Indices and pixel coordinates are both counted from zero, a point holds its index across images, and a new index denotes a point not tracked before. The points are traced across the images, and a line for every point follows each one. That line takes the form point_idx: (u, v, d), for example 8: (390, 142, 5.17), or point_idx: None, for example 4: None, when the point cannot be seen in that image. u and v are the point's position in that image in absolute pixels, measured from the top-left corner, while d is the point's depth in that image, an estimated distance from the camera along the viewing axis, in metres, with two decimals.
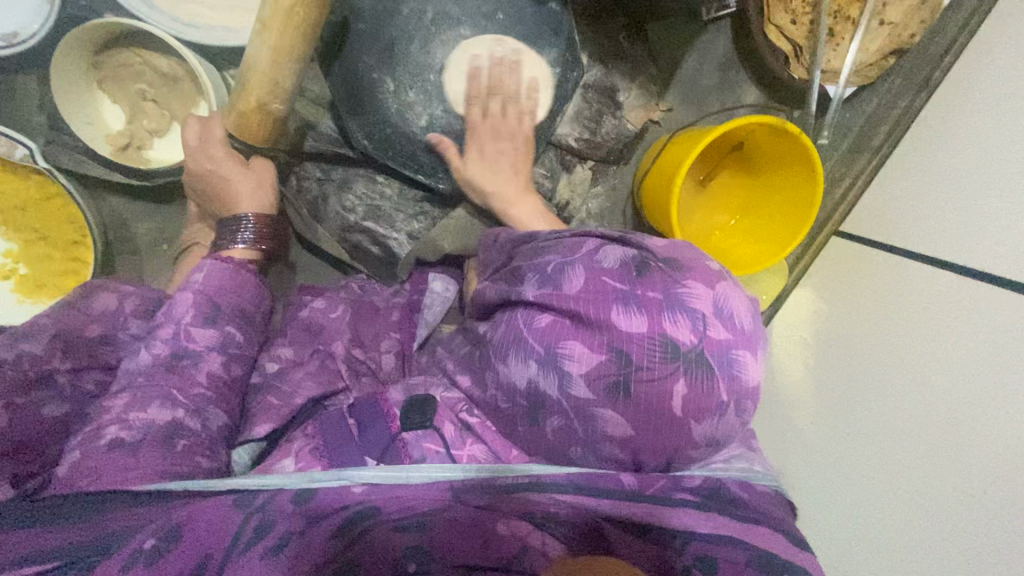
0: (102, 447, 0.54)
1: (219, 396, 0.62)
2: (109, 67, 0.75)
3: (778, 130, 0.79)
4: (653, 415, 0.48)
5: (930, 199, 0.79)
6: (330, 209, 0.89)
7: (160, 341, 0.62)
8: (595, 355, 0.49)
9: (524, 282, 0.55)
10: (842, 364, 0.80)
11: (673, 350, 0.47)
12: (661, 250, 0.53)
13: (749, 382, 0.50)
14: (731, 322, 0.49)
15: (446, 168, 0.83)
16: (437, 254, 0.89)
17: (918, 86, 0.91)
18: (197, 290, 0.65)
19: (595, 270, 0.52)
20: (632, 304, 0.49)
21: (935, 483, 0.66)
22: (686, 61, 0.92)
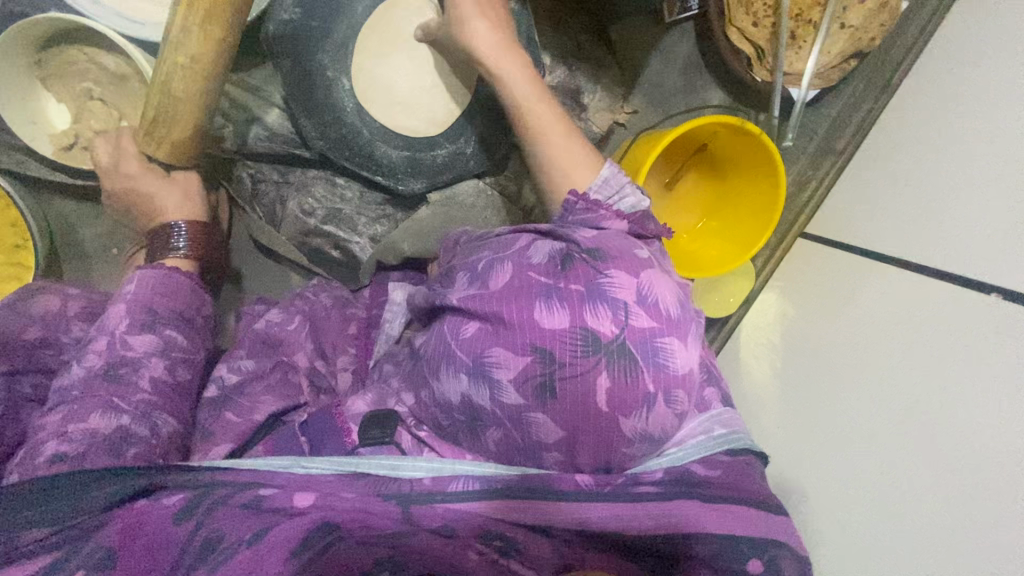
0: (43, 461, 0.51)
1: (164, 401, 0.59)
2: (53, 66, 0.72)
3: (739, 130, 0.79)
4: (582, 409, 0.47)
5: (900, 202, 0.79)
6: (287, 213, 0.86)
7: (92, 354, 0.58)
8: (518, 356, 0.47)
9: (452, 288, 0.54)
10: (807, 365, 0.80)
11: (594, 343, 0.47)
12: (587, 241, 0.52)
13: (678, 371, 0.48)
14: (653, 309, 0.48)
15: (409, 170, 0.81)
16: (397, 256, 0.84)
17: (881, 87, 0.91)
18: (129, 299, 0.62)
19: (523, 265, 0.50)
20: (553, 299, 0.48)
21: (915, 481, 0.66)
22: (650, 64, 0.92)
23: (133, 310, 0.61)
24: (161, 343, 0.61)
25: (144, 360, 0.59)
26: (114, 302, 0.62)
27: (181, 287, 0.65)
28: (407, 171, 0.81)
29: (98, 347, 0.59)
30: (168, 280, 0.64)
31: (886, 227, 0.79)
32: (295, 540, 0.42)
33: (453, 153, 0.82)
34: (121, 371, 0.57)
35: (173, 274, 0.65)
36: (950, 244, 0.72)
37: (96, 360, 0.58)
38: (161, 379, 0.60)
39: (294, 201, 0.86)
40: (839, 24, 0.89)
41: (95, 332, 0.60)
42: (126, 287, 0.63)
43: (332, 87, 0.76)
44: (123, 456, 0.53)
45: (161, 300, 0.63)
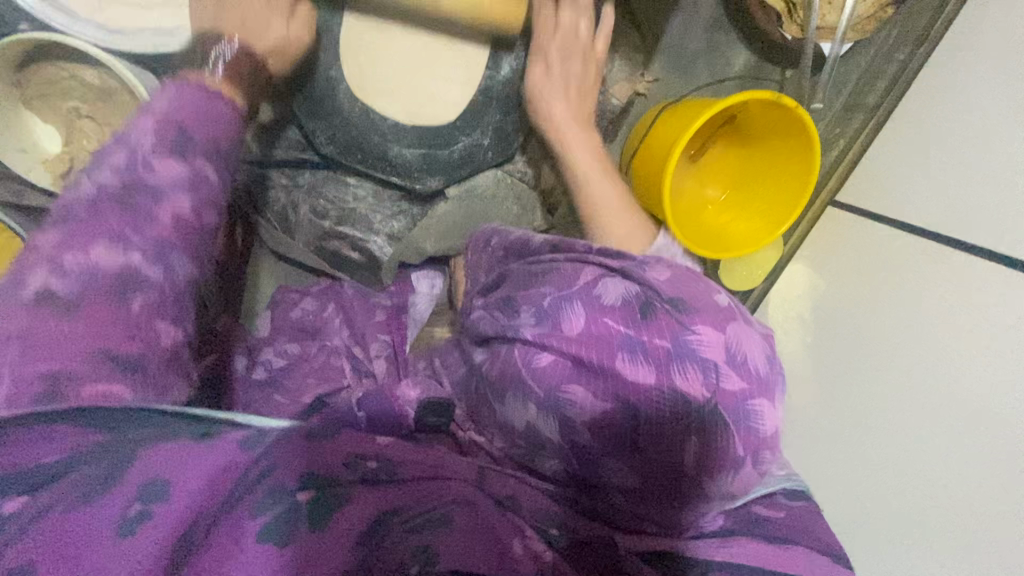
0: (24, 298, 0.41)
1: (189, 245, 0.47)
2: (36, 87, 0.67)
3: (772, 104, 0.74)
4: (663, 469, 0.47)
5: (932, 169, 0.76)
6: (301, 217, 0.83)
7: (109, 168, 0.46)
8: (598, 402, 0.48)
9: (522, 320, 0.53)
10: (832, 343, 0.81)
11: (683, 405, 0.47)
12: (666, 288, 0.52)
13: (766, 431, 0.48)
14: (744, 369, 0.48)
15: (426, 165, 0.77)
16: (419, 256, 0.85)
17: (917, 38, 0.83)
18: (160, 112, 0.48)
19: (595, 312, 0.51)
20: (637, 353, 0.48)
21: (966, 469, 0.65)
22: (670, 26, 0.85)
23: (163, 131, 0.47)
24: (191, 177, 0.48)
25: (168, 190, 0.46)
26: (143, 113, 0.49)
27: (222, 115, 0.52)
28: (423, 167, 0.77)
29: (114, 162, 0.47)
30: (207, 103, 0.51)
31: (916, 203, 0.76)
32: (367, 519, 0.39)
33: (471, 146, 0.78)
34: (138, 202, 0.45)
35: (217, 104, 0.51)
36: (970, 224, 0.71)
37: (115, 177, 0.46)
38: (188, 220, 0.47)
39: (306, 204, 0.83)
40: None
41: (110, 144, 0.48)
42: (157, 101, 0.49)
43: (334, 89, 0.72)
44: (130, 306, 0.43)
45: (199, 126, 0.49)
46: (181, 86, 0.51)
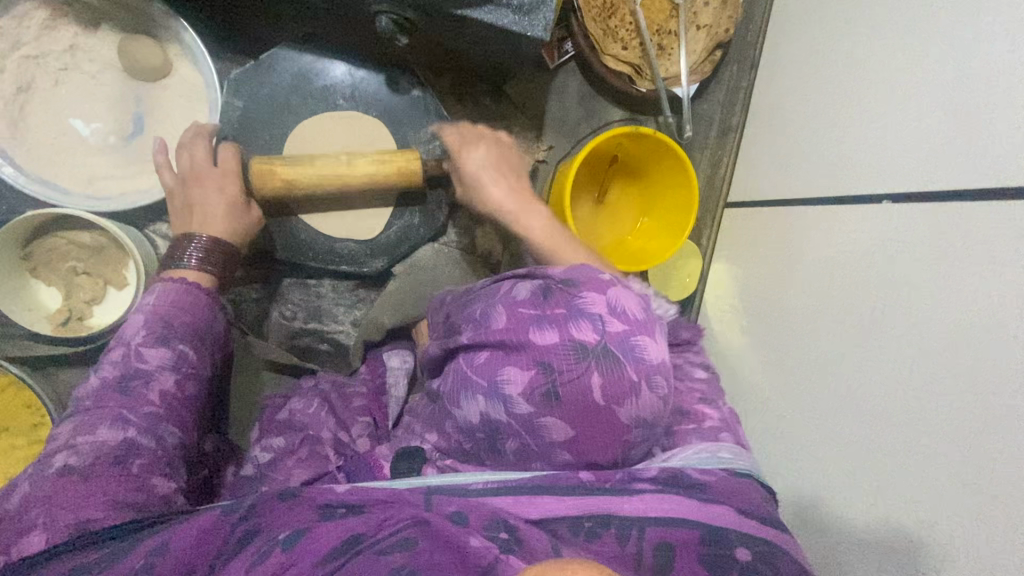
0: (51, 472, 0.54)
1: (171, 412, 0.61)
2: (40, 256, 0.82)
3: (637, 136, 0.90)
4: (585, 408, 0.55)
5: (812, 138, 0.84)
6: (273, 322, 0.95)
7: (110, 364, 0.61)
8: (526, 372, 0.56)
9: (461, 332, 0.64)
10: (788, 322, 0.80)
11: (582, 351, 0.55)
12: (562, 275, 0.62)
13: (654, 360, 0.57)
14: (623, 315, 0.58)
15: (369, 251, 0.90)
16: (380, 330, 0.93)
17: (749, 69, 1.07)
18: (150, 310, 0.64)
19: (511, 304, 0.61)
20: (544, 323, 0.58)
21: (920, 390, 0.58)
22: (550, 105, 1.04)
23: (153, 324, 0.63)
24: (172, 358, 0.62)
25: (155, 374, 0.61)
26: (137, 312, 0.65)
27: (199, 308, 0.67)
28: (366, 254, 0.90)
29: (113, 359, 0.61)
30: (187, 294, 0.66)
31: (807, 169, 0.83)
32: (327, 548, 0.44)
33: (403, 227, 0.91)
34: (132, 385, 0.59)
35: (197, 294, 0.67)
36: (867, 173, 0.72)
37: (114, 371, 0.60)
38: (171, 395, 0.61)
39: (278, 309, 0.95)
40: (694, 27, 1.02)
41: (116, 340, 0.63)
42: (147, 299, 0.66)
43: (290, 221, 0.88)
44: (129, 467, 0.56)
45: (183, 321, 0.64)
46: (164, 285, 0.67)
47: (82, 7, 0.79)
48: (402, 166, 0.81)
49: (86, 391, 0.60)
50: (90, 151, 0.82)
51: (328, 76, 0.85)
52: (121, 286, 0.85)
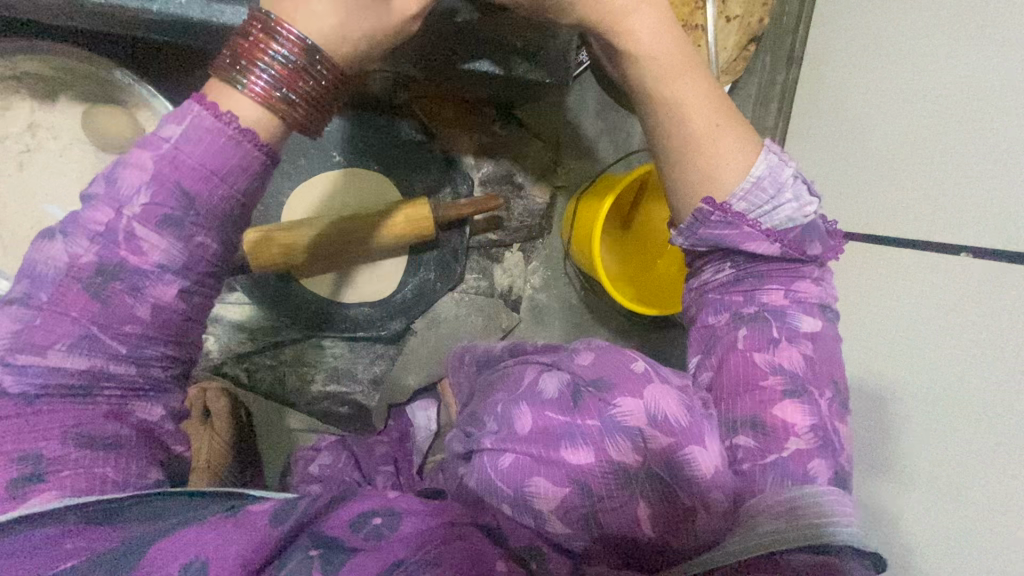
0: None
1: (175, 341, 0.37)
2: None
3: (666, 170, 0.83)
4: (629, 539, 0.46)
5: (878, 132, 0.76)
6: (290, 389, 0.89)
7: (82, 234, 0.35)
8: (561, 489, 0.47)
9: (483, 430, 0.54)
10: (873, 352, 0.73)
11: (624, 475, 0.47)
12: (590, 371, 0.54)
13: (707, 474, 0.48)
14: (667, 425, 0.49)
15: (387, 313, 0.85)
16: (405, 392, 0.88)
17: (786, 60, 0.96)
18: (166, 154, 0.35)
19: (539, 405, 0.52)
20: (577, 437, 0.49)
21: None
22: (565, 123, 0.94)
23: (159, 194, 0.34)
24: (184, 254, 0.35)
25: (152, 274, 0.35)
26: (142, 147, 0.35)
27: (239, 172, 0.36)
28: (384, 316, 0.85)
29: (91, 222, 0.35)
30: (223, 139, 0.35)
31: (880, 172, 0.76)
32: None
33: (420, 284, 0.86)
34: (109, 291, 0.35)
35: (239, 145, 0.36)
36: (982, 209, 0.63)
37: (90, 253, 0.34)
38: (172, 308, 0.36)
39: (293, 375, 0.88)
40: (724, 18, 0.89)
41: (96, 187, 0.35)
42: (166, 129, 0.35)
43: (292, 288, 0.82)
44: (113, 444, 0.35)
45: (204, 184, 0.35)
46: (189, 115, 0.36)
47: (33, 80, 0.70)
48: (408, 220, 0.74)
49: (42, 261, 0.35)
50: None
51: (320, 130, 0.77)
52: None
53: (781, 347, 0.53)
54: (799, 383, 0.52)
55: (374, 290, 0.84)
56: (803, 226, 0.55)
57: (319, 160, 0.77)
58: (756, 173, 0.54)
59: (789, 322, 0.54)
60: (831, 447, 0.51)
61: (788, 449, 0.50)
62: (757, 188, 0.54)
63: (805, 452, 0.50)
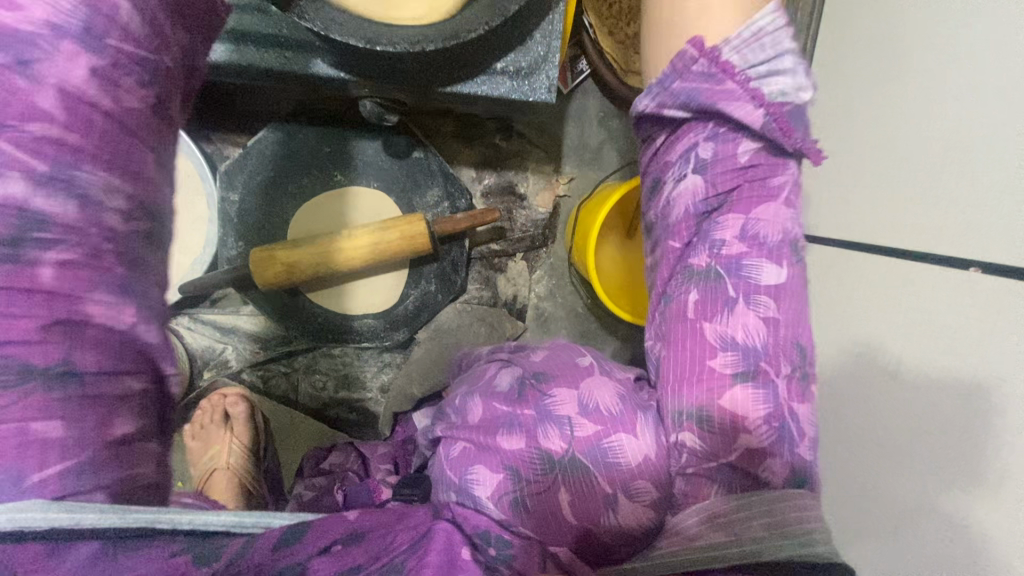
0: None
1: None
2: None
3: None
4: (556, 523, 0.50)
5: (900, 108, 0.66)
6: (303, 394, 0.94)
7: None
8: (495, 474, 0.52)
9: (441, 421, 0.60)
10: (886, 349, 0.63)
11: (549, 462, 0.52)
12: (537, 368, 0.59)
13: (632, 464, 0.51)
14: (597, 413, 0.53)
15: (390, 324, 0.87)
16: (410, 402, 0.90)
17: None
18: None
19: (488, 396, 0.58)
20: (514, 425, 0.54)
21: None
22: (567, 132, 0.94)
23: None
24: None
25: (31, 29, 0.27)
26: None
27: None
28: (386, 327, 0.87)
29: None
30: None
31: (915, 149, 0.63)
32: None
33: (421, 296, 0.87)
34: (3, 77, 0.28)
35: None
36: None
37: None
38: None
39: (307, 382, 0.93)
40: None
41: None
42: None
43: (297, 300, 0.84)
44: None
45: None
46: None
47: None
48: (405, 235, 0.75)
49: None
50: None
51: (321, 151, 0.80)
52: None
53: (730, 318, 0.50)
54: (751, 364, 0.49)
55: (378, 304, 0.86)
56: (795, 107, 0.50)
57: (320, 176, 0.80)
58: (756, 24, 0.50)
59: (744, 275, 0.51)
60: (785, 439, 0.49)
61: (737, 446, 0.49)
62: (754, 43, 0.50)
63: (755, 451, 0.49)
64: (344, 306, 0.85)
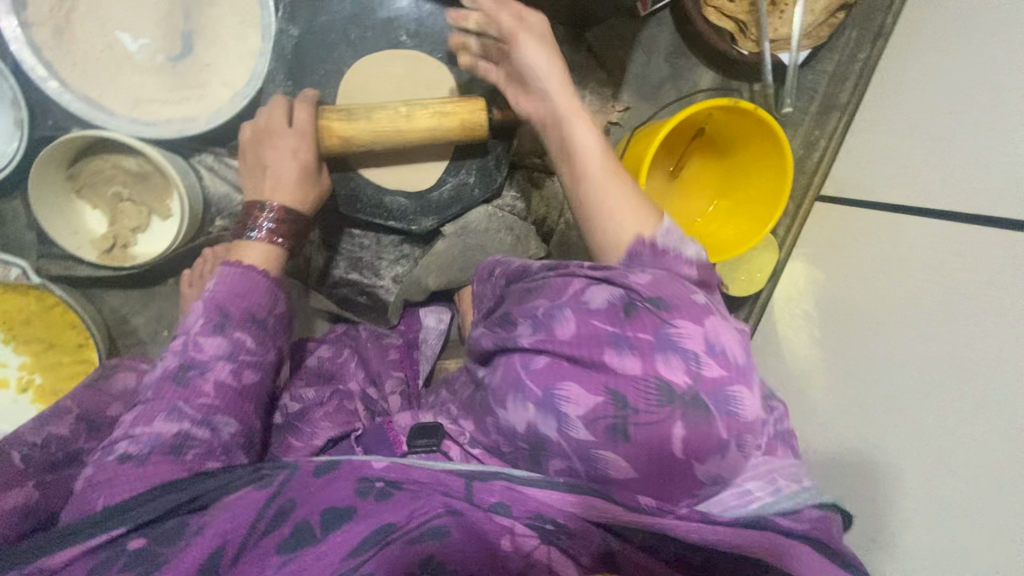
0: (114, 459, 0.52)
1: (229, 404, 0.56)
2: (83, 177, 0.79)
3: (732, 110, 0.79)
4: (657, 456, 0.47)
5: (896, 149, 0.81)
6: (315, 268, 0.91)
7: None
8: (593, 395, 0.48)
9: (518, 329, 0.54)
10: (883, 367, 0.74)
11: (668, 393, 0.47)
12: (648, 288, 0.51)
13: (747, 417, 0.48)
14: (722, 358, 0.48)
15: (422, 208, 0.85)
16: (423, 292, 0.88)
17: (873, 35, 0.91)
18: None
19: (584, 313, 0.51)
20: (624, 347, 0.48)
21: (961, 432, 0.64)
22: (633, 59, 0.93)
23: None
24: None
25: None
26: None
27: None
28: (417, 210, 0.85)
29: None
30: (245, 278, 0.61)
31: (890, 190, 0.80)
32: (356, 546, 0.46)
33: (458, 186, 0.86)
34: None
35: None
36: (949, 260, 0.70)
37: None
38: (228, 384, 0.57)
39: (321, 255, 0.90)
40: None
41: None
42: None
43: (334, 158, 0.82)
44: (185, 456, 0.53)
45: (227, 299, 0.59)
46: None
47: None
48: (464, 123, 0.73)
49: None
50: (135, 69, 0.76)
51: (391, 9, 0.77)
52: (165, 216, 0.83)
53: None
54: None
55: (416, 185, 0.84)
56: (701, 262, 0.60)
57: (386, 35, 0.77)
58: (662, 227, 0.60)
59: None
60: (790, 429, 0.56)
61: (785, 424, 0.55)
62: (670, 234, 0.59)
63: (791, 431, 0.55)
64: (379, 178, 0.84)
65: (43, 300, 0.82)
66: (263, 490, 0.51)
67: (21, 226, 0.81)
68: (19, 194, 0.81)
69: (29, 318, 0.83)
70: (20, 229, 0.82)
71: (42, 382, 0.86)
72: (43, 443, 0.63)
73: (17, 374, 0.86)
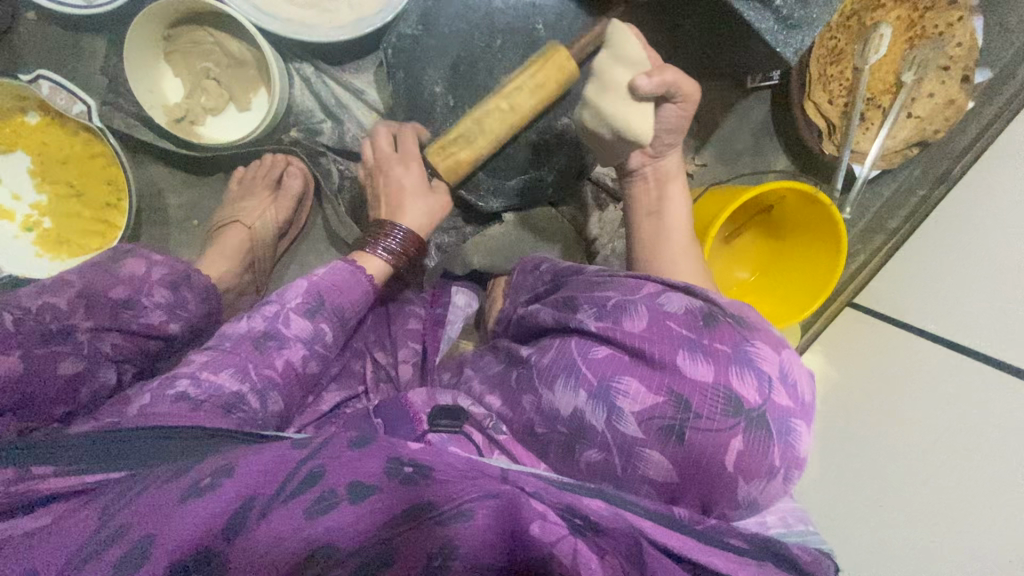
0: (165, 398, 0.50)
1: (286, 385, 0.55)
2: (178, 42, 0.77)
3: (810, 198, 0.83)
4: (705, 466, 0.44)
5: (933, 273, 0.88)
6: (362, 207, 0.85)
7: None
8: (652, 395, 0.45)
9: (582, 313, 0.52)
10: (895, 458, 0.80)
11: (736, 406, 0.44)
12: (730, 305, 0.50)
13: (801, 455, 0.46)
14: (793, 388, 0.46)
15: (497, 188, 0.85)
16: (464, 266, 0.93)
17: (936, 179, 0.96)
18: None
19: (659, 312, 0.49)
20: (697, 352, 0.46)
21: (969, 530, 0.71)
22: (724, 123, 0.97)
23: None
24: None
25: None
26: None
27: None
28: (490, 190, 0.85)
29: None
30: (352, 279, 0.61)
31: (923, 302, 0.87)
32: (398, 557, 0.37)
33: (534, 179, 0.85)
34: None
35: None
36: (976, 378, 0.77)
37: None
38: (294, 366, 0.56)
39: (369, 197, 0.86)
40: (905, 112, 0.92)
41: None
42: None
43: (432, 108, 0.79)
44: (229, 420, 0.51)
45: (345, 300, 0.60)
46: None
47: None
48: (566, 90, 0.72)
49: None
50: None
51: None
52: (243, 108, 0.81)
53: None
54: None
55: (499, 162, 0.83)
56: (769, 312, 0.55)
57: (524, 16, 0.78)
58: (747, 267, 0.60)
59: None
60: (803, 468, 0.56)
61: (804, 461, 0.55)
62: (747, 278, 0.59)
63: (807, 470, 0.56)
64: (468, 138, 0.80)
65: (89, 146, 0.78)
66: (295, 448, 0.41)
67: (96, 65, 0.78)
68: (107, 35, 0.78)
69: (66, 160, 0.79)
70: (94, 69, 0.79)
71: (51, 228, 0.81)
72: (35, 311, 0.55)
73: (26, 211, 0.80)
